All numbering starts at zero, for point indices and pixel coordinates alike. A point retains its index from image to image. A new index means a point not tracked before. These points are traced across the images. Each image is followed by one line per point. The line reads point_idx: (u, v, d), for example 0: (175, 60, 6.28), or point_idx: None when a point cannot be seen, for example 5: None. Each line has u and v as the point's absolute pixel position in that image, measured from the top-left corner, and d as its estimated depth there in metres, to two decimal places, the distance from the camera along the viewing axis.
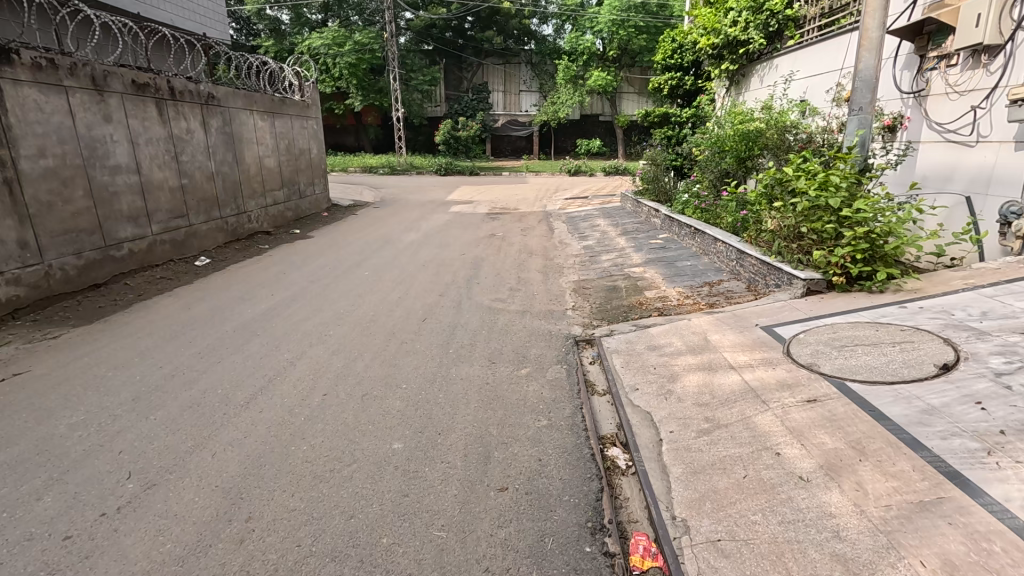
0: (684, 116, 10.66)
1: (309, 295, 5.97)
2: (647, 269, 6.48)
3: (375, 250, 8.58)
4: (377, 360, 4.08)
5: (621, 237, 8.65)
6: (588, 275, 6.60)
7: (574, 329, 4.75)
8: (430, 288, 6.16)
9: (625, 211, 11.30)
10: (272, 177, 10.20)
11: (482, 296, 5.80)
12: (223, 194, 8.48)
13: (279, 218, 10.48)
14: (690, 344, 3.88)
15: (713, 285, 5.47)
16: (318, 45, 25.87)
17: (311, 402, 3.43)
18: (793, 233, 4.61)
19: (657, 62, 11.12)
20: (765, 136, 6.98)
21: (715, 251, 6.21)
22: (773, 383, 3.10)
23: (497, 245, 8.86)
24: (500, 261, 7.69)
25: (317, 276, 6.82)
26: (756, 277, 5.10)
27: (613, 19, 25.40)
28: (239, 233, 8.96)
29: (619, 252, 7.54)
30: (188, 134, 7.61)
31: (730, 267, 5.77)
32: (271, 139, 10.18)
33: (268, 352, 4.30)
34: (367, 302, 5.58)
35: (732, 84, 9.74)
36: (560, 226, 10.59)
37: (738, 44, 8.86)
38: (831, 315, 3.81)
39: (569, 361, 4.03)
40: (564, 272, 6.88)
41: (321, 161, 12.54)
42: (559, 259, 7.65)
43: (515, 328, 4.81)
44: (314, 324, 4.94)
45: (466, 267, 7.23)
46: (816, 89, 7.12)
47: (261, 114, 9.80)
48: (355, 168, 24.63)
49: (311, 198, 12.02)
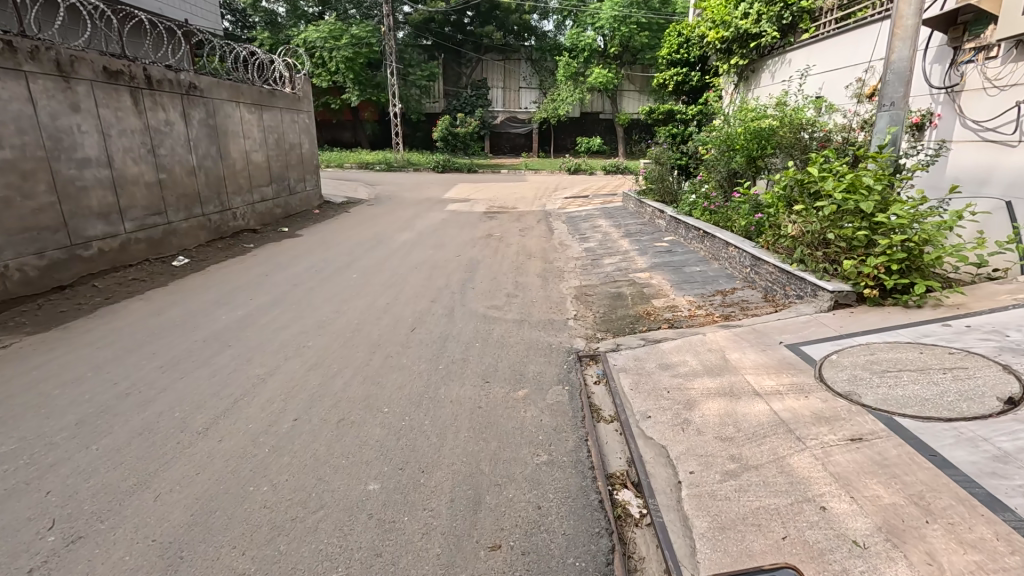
0: (689, 114, 10.23)
1: (292, 299, 5.55)
2: (654, 275, 6.08)
3: (366, 250, 8.15)
4: (358, 378, 3.66)
5: (624, 239, 8.26)
6: (591, 280, 6.20)
7: (577, 342, 4.34)
8: (422, 293, 5.74)
9: (627, 211, 10.89)
10: (259, 173, 9.75)
11: (477, 303, 5.39)
12: (206, 190, 8.04)
13: (267, 216, 10.04)
14: (708, 364, 3.48)
15: (727, 294, 5.08)
16: (314, 38, 25.45)
17: (278, 429, 3.01)
18: (817, 240, 4.22)
19: (662, 57, 10.72)
20: (779, 134, 6.59)
21: (727, 256, 5.81)
22: (807, 416, 2.70)
23: (494, 246, 8.44)
24: (498, 263, 7.28)
25: (302, 278, 6.39)
26: (774, 286, 4.71)
27: (615, 15, 24.89)
28: (223, 231, 8.53)
29: (622, 256, 7.14)
30: (167, 126, 7.17)
31: (743, 273, 5.38)
32: (259, 133, 9.74)
33: (238, 365, 3.89)
34: (353, 309, 5.16)
35: (741, 80, 9.35)
36: (560, 227, 10.16)
37: (749, 38, 8.45)
38: (865, 334, 3.41)
39: (572, 381, 3.61)
40: (564, 276, 6.47)
41: (313, 156, 12.10)
42: (559, 262, 7.25)
43: (512, 340, 4.40)
44: (293, 334, 4.52)
45: (461, 270, 6.82)
46: (833, 85, 6.73)
47: (248, 106, 9.36)
48: (351, 165, 24.13)
49: (302, 195, 11.58)
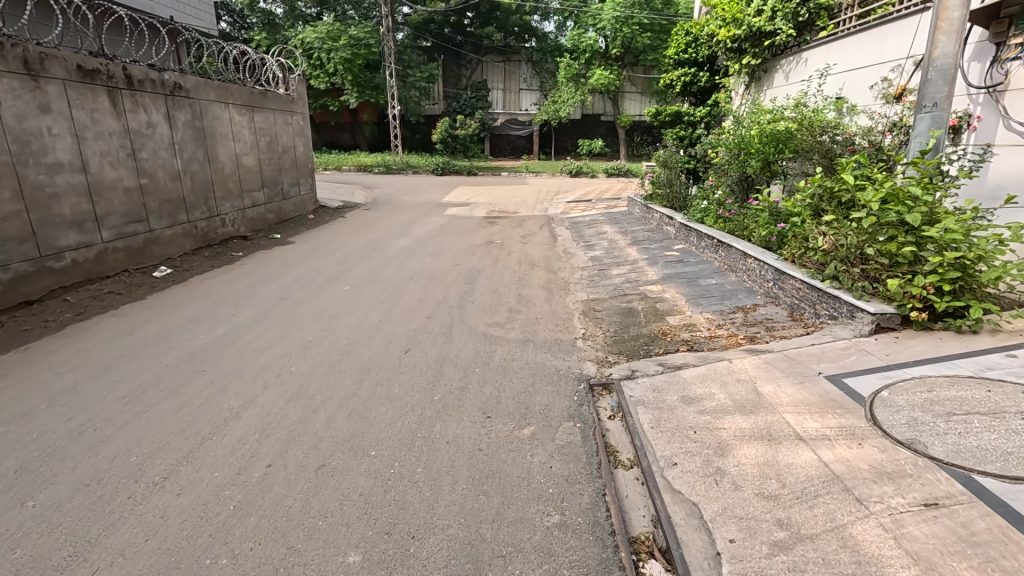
0: (699, 116, 10.06)
1: (277, 315, 5.14)
2: (666, 288, 5.68)
3: (360, 258, 7.76)
4: (343, 412, 3.26)
5: (631, 247, 7.87)
6: (598, 293, 5.81)
7: (587, 367, 3.94)
8: (418, 307, 5.35)
9: (632, 217, 10.50)
10: (250, 177, 9.35)
11: (477, 320, 4.99)
12: (191, 195, 7.65)
13: (259, 221, 9.65)
14: (738, 400, 3.07)
15: (749, 311, 4.68)
16: (312, 39, 25.07)
17: (246, 479, 2.61)
18: (854, 256, 3.82)
19: (669, 57, 10.35)
20: (799, 137, 6.22)
21: (746, 268, 5.42)
22: (866, 470, 2.29)
23: (494, 255, 8.03)
24: (499, 274, 6.87)
25: (290, 290, 5.99)
26: (802, 305, 4.31)
27: (616, 16, 24.53)
28: (210, 239, 8.13)
29: (631, 266, 6.73)
30: (149, 128, 6.78)
31: (765, 288, 4.99)
32: (250, 135, 9.35)
33: (210, 395, 3.49)
34: (343, 327, 4.76)
35: (752, 80, 8.97)
36: (563, 234, 9.75)
37: (762, 36, 8.05)
38: (918, 366, 3.01)
39: (584, 417, 3.20)
40: (569, 289, 6.08)
41: (307, 159, 11.71)
42: (564, 272, 6.86)
43: (516, 364, 4.00)
44: (274, 356, 4.12)
45: (460, 281, 6.42)
46: (856, 85, 6.35)
47: (238, 108, 8.97)
48: (349, 167, 23.73)
49: (295, 199, 11.18)
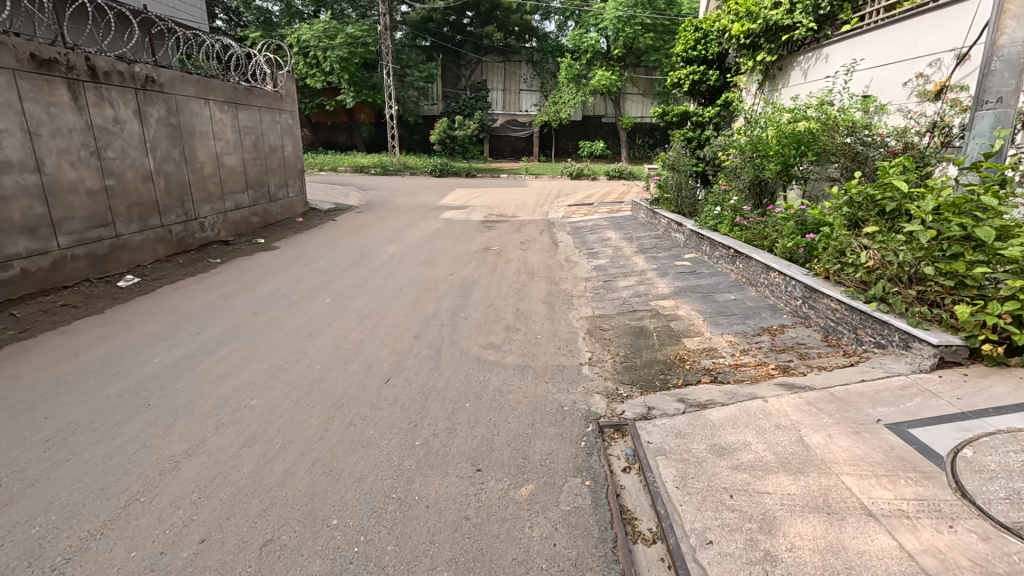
0: (708, 116, 9.57)
1: (247, 333, 4.60)
2: (680, 302, 5.18)
3: (347, 266, 7.22)
4: (305, 463, 2.72)
5: (637, 255, 7.36)
6: (605, 308, 5.29)
7: (595, 401, 3.40)
8: (405, 325, 4.81)
9: (637, 222, 9.99)
10: (233, 178, 8.82)
11: (469, 340, 4.45)
12: (165, 198, 7.12)
13: (242, 225, 9.12)
14: (780, 453, 2.54)
15: (776, 333, 4.15)
16: (308, 37, 24.58)
17: (170, 561, 2.08)
18: (909, 275, 3.28)
19: (678, 54, 9.87)
20: (825, 139, 5.75)
21: (768, 282, 4.91)
22: (967, 570, 1.75)
23: (492, 263, 7.51)
24: (496, 285, 6.34)
25: (266, 303, 5.45)
26: (841, 329, 3.77)
27: (618, 15, 24.03)
28: (187, 244, 7.59)
29: (640, 277, 6.22)
30: (116, 124, 6.26)
31: (793, 307, 4.45)
32: (233, 134, 8.81)
33: (150, 437, 2.95)
34: (318, 350, 4.23)
35: (766, 78, 8.47)
36: (565, 240, 9.24)
37: (779, 31, 7.53)
38: (1001, 416, 2.48)
39: (595, 472, 2.66)
40: (572, 303, 5.56)
41: (296, 159, 11.19)
42: (566, 283, 6.34)
43: (513, 396, 3.46)
44: (234, 387, 3.58)
45: (453, 293, 5.89)
46: (884, 82, 5.84)
47: (220, 105, 8.45)
48: (345, 168, 23.25)
49: (284, 201, 10.65)
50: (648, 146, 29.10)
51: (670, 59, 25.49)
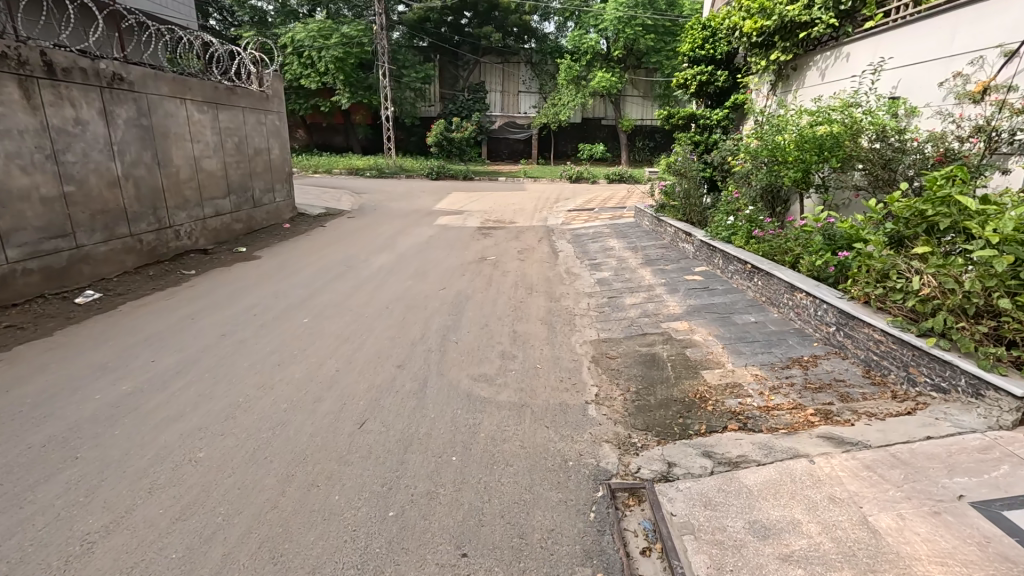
0: (715, 119, 9.17)
1: (210, 362, 4.08)
2: (694, 324, 4.68)
3: (332, 278, 6.71)
4: (248, 545, 2.21)
5: (643, 267, 6.87)
6: (611, 330, 4.80)
7: (604, 454, 2.89)
8: (389, 351, 4.30)
9: (641, 230, 9.50)
10: (212, 183, 8.30)
11: (458, 371, 3.94)
12: (135, 204, 6.60)
13: (223, 232, 8.59)
14: (839, 540, 2.03)
15: (807, 366, 3.66)
16: (303, 37, 24.13)
17: None
18: (976, 308, 2.82)
19: (684, 53, 9.42)
20: (848, 145, 5.48)
21: (793, 304, 4.42)
22: None
23: (487, 275, 7.01)
24: (491, 301, 5.84)
25: (237, 323, 4.94)
26: (888, 366, 3.26)
27: (619, 16, 23.59)
28: (159, 254, 7.08)
29: (648, 293, 5.72)
30: (78, 126, 5.76)
31: (824, 334, 3.96)
32: (212, 136, 8.30)
33: (65, 507, 2.43)
34: (286, 383, 3.72)
35: (778, 79, 8.00)
36: (565, 249, 8.74)
37: (796, 28, 7.05)
38: None
39: (609, 559, 2.15)
40: (575, 323, 5.06)
41: (284, 162, 10.68)
42: (567, 299, 5.85)
43: (507, 447, 2.95)
44: (181, 434, 3.05)
45: (445, 311, 5.38)
46: (915, 82, 5.36)
47: (199, 105, 7.94)
48: (340, 170, 22.75)
49: (269, 207, 10.14)
50: (648, 149, 28.64)
51: (671, 60, 25.05)
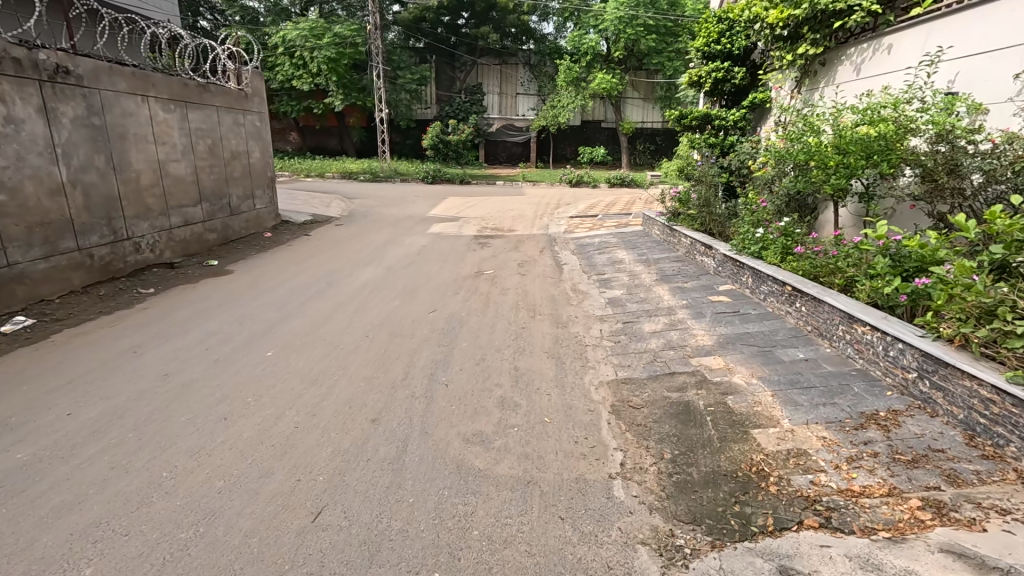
0: (732, 120, 8.51)
1: (141, 414, 3.30)
2: (733, 362, 3.91)
3: (310, 298, 5.93)
4: None
5: (660, 285, 6.12)
6: (631, 368, 4.05)
7: (642, 566, 2.13)
8: (364, 399, 3.52)
9: (651, 240, 8.75)
10: (181, 189, 7.54)
11: (447, 429, 3.17)
12: (84, 214, 5.84)
13: (193, 243, 7.82)
14: None
15: (890, 425, 2.90)
16: (294, 37, 23.36)
17: None
18: None
19: (696, 48, 8.74)
20: (899, 147, 4.77)
21: (854, 340, 3.65)
22: None
23: (484, 292, 6.26)
24: (488, 326, 5.08)
25: (187, 359, 4.15)
26: (1004, 435, 2.54)
27: (619, 16, 22.88)
28: (115, 270, 6.31)
29: (669, 318, 4.97)
30: (10, 124, 5.01)
31: (900, 380, 3.22)
32: (181, 137, 7.54)
33: None
34: (229, 448, 2.94)
35: (803, 76, 7.32)
36: (570, 262, 7.97)
37: (830, 18, 6.35)
38: None
39: None
40: (587, 357, 4.30)
41: (265, 166, 9.91)
42: (575, 324, 5.10)
43: (508, 556, 2.18)
44: (69, 535, 2.26)
45: (434, 341, 4.61)
46: (983, 73, 4.64)
47: (164, 103, 7.17)
48: (333, 175, 21.94)
49: (249, 214, 9.36)
50: (648, 152, 27.90)
51: (672, 62, 24.35)
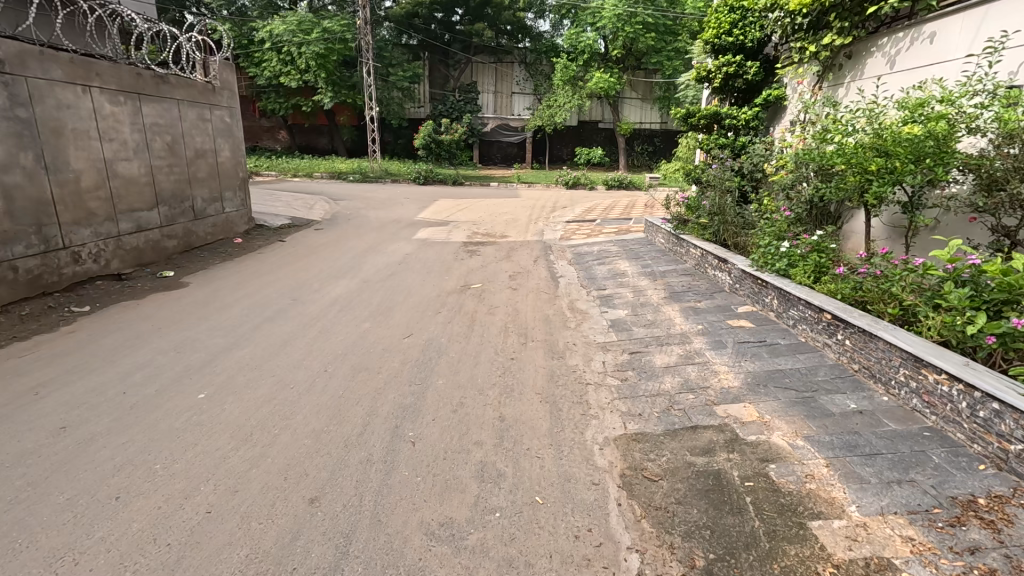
0: (743, 119, 7.83)
1: (9, 491, 2.55)
2: (768, 412, 3.18)
3: (268, 319, 5.15)
4: None
5: (669, 305, 5.40)
6: (643, 417, 3.31)
7: None
8: (304, 467, 2.76)
9: (656, 249, 8.03)
10: (133, 191, 6.76)
11: (407, 516, 2.42)
12: (5, 221, 5.07)
13: (148, 250, 7.03)
14: None
15: (1001, 522, 2.16)
16: (281, 31, 22.53)
17: None
18: None
19: (705, 41, 8.05)
20: (953, 149, 4.09)
21: (925, 390, 2.92)
22: None
23: (470, 311, 5.53)
24: (472, 354, 4.33)
25: (98, 403, 3.39)
26: None
27: (618, 13, 22.07)
28: (48, 284, 5.54)
29: (684, 349, 4.25)
30: None
31: (996, 451, 2.50)
32: (133, 134, 6.76)
33: None
34: (107, 550, 2.19)
35: (825, 71, 6.63)
36: (567, 273, 7.25)
37: (861, 3, 5.67)
38: None
39: None
40: (588, 399, 3.57)
41: (236, 166, 9.12)
42: (573, 353, 4.38)
43: None
44: None
45: (407, 377, 3.86)
46: None
47: (111, 95, 6.40)
48: (321, 174, 21.15)
49: (217, 218, 8.57)
50: (647, 154, 27.18)
51: (672, 61, 23.65)
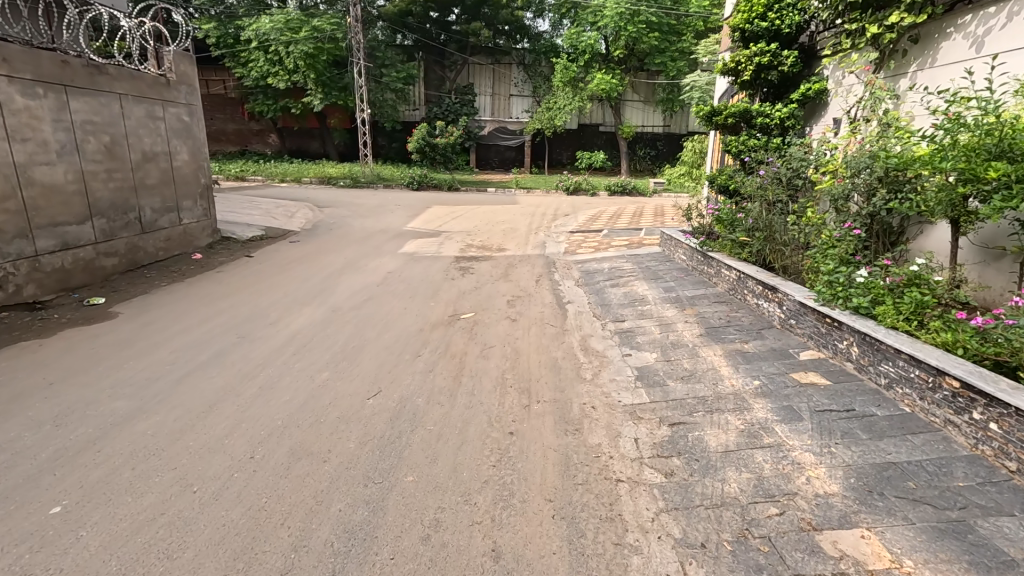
0: (777, 118, 6.69)
1: None
2: (909, 552, 2.06)
3: (198, 367, 4.01)
4: None
5: (707, 347, 4.28)
6: (708, 552, 2.19)
7: None
8: None
9: (677, 266, 6.92)
10: (57, 201, 5.65)
11: None
12: None
13: (77, 271, 5.91)
14: None
15: None
16: (267, 30, 21.40)
17: None
18: None
19: (732, 26, 6.95)
20: None
21: None
22: None
23: (458, 352, 4.42)
24: (457, 425, 3.22)
25: None
26: None
27: (620, 12, 21.00)
28: None
29: (744, 423, 3.12)
30: None
31: None
32: (58, 132, 5.66)
33: None
34: None
35: (883, 58, 5.54)
36: (575, 297, 6.15)
37: None
38: None
39: None
40: (621, 512, 2.45)
41: (196, 171, 8.00)
42: (593, 423, 3.26)
43: None
44: None
45: (362, 470, 2.74)
46: None
47: (26, 86, 5.31)
48: (310, 179, 20.05)
49: (171, 230, 7.44)
50: (648, 158, 26.19)
51: (676, 62, 22.66)
